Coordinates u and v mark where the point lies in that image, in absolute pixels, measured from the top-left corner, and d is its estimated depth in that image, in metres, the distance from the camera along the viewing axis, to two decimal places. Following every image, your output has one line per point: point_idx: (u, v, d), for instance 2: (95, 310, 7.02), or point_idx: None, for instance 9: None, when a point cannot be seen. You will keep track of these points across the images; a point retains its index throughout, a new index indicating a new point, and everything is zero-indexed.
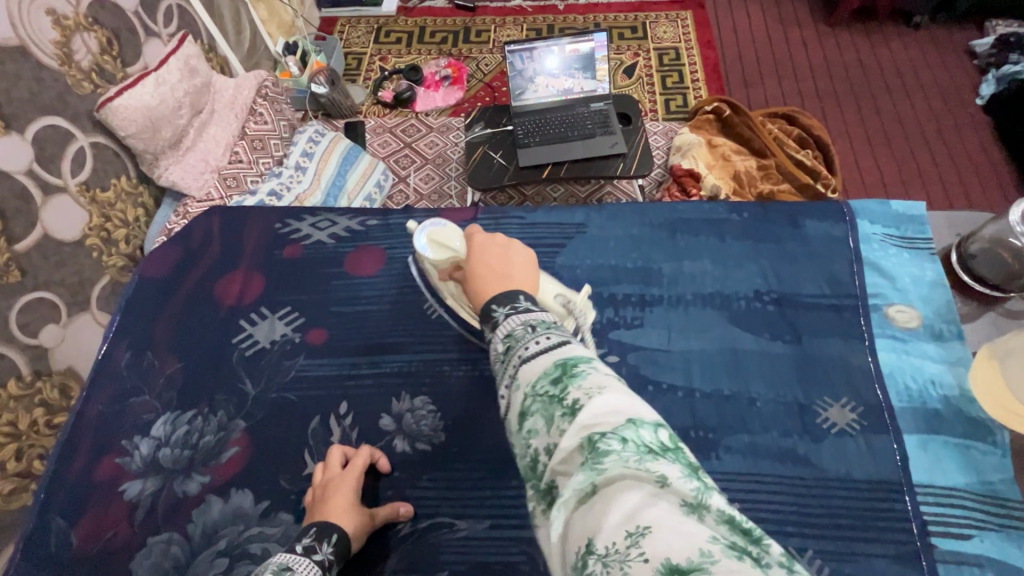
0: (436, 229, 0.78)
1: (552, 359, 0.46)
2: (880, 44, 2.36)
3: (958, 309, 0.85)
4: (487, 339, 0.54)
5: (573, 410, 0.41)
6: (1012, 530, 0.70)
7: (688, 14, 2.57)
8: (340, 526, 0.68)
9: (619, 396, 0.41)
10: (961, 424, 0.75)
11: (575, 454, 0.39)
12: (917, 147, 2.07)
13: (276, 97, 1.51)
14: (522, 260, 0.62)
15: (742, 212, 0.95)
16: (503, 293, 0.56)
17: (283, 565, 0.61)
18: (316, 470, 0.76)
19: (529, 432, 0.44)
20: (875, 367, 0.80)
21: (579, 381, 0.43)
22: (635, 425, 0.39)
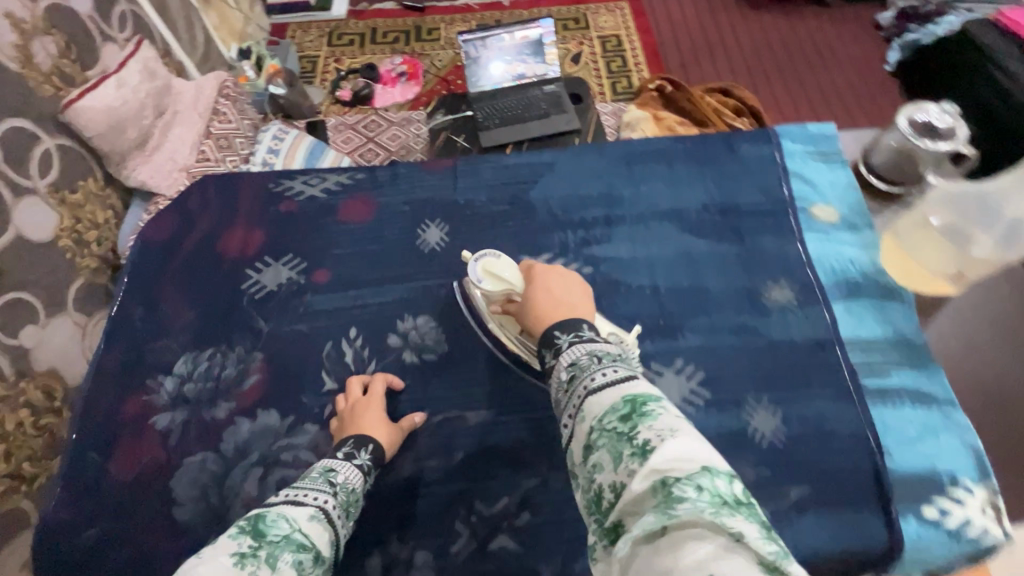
0: (489, 261, 0.81)
1: (621, 396, 0.50)
2: (799, 26, 2.61)
3: (867, 206, 1.02)
4: (550, 366, 0.60)
5: (643, 450, 0.45)
6: (924, 366, 0.85)
7: (625, 4, 2.76)
8: (375, 439, 0.76)
9: (690, 440, 0.45)
10: (875, 290, 0.91)
11: (646, 497, 0.42)
12: (836, 109, 2.32)
13: (237, 96, 1.50)
14: (581, 292, 0.72)
15: (687, 140, 1.09)
16: (567, 322, 0.64)
17: (327, 468, 0.69)
18: (339, 399, 0.83)
19: (595, 465, 0.48)
20: (805, 257, 0.95)
21: (650, 422, 0.46)
22: (709, 473, 0.42)
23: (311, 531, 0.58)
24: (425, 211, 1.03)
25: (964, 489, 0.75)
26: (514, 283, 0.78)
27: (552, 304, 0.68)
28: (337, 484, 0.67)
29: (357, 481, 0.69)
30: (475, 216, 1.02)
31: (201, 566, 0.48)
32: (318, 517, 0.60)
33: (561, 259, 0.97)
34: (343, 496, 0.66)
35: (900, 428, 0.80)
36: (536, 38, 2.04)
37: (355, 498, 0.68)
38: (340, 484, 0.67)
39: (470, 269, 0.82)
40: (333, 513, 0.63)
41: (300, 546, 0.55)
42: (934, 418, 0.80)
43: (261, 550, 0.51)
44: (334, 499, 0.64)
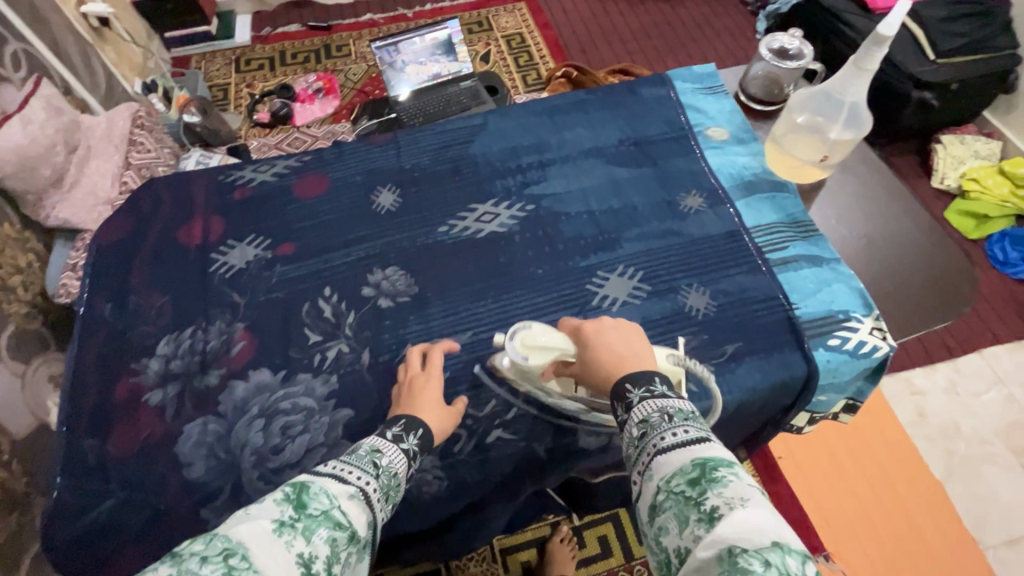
0: (526, 333, 0.80)
1: (691, 459, 0.56)
2: (677, 6, 2.93)
3: (751, 125, 1.21)
4: (621, 414, 0.65)
5: (710, 516, 0.51)
6: (814, 238, 1.03)
7: (522, 4, 2.97)
8: (424, 424, 0.75)
9: (758, 516, 0.49)
10: (766, 185, 1.09)
11: (712, 562, 0.47)
12: None
13: (153, 125, 1.59)
14: (642, 341, 0.74)
15: (597, 91, 1.25)
16: (637, 375, 0.68)
17: (373, 448, 0.67)
18: (400, 371, 0.86)
19: (665, 526, 0.54)
20: (708, 169, 1.12)
21: (719, 489, 0.52)
22: (778, 550, 0.46)
23: (350, 511, 0.55)
24: (375, 179, 1.12)
25: (857, 321, 0.93)
26: (565, 348, 0.78)
27: (619, 361, 0.70)
28: (381, 467, 0.64)
29: (401, 465, 0.66)
30: (422, 178, 1.12)
31: (246, 525, 0.49)
32: (357, 497, 0.58)
33: (507, 201, 1.09)
34: (385, 479, 0.63)
35: (802, 285, 0.98)
36: (444, 39, 2.27)
37: (397, 483, 0.65)
38: (383, 467, 0.64)
39: (508, 350, 0.81)
40: (373, 494, 0.60)
41: (336, 525, 0.53)
42: (826, 273, 0.99)
43: (299, 521, 0.51)
44: (376, 481, 0.62)
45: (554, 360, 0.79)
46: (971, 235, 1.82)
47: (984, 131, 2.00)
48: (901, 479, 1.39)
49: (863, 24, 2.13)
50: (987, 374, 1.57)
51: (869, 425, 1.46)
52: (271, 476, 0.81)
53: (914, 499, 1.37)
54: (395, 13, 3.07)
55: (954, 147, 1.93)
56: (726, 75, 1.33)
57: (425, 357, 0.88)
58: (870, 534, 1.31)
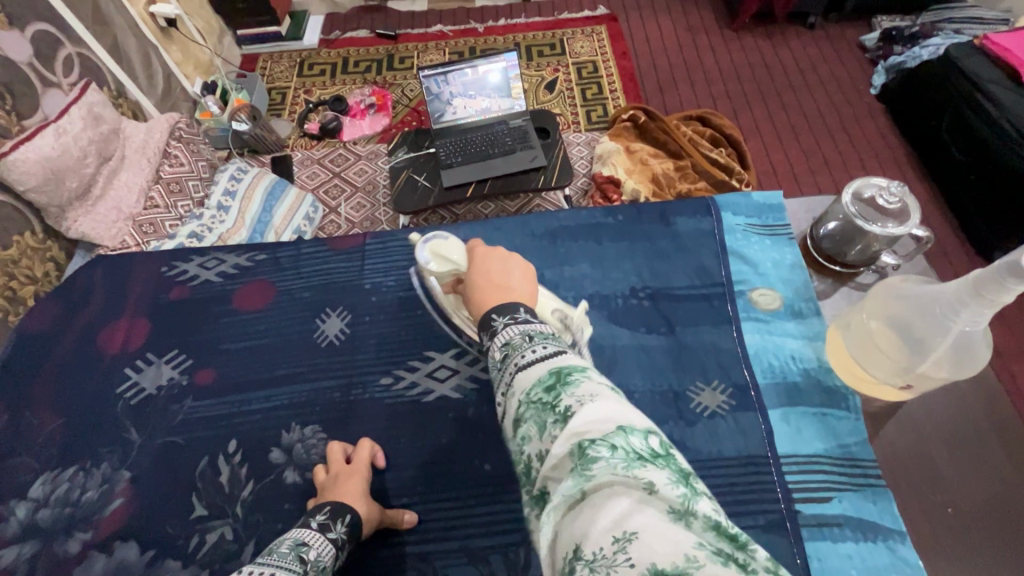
0: (438, 240, 0.80)
1: (548, 367, 0.45)
2: (779, 43, 2.53)
3: (815, 290, 0.91)
4: (487, 347, 0.53)
5: (565, 416, 0.41)
6: (871, 490, 0.74)
7: (602, 28, 2.68)
8: (354, 508, 0.69)
9: (608, 400, 0.40)
10: (817, 395, 0.80)
11: (563, 458, 0.38)
12: (819, 133, 2.20)
13: (191, 138, 1.52)
14: (523, 272, 0.62)
15: (618, 214, 1.00)
16: (504, 305, 0.56)
17: (297, 540, 0.63)
18: (318, 469, 0.77)
19: (523, 438, 0.43)
20: (741, 351, 0.85)
21: (571, 389, 0.42)
22: (625, 431, 0.38)
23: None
24: (327, 297, 0.94)
25: None
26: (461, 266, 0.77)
27: (492, 288, 0.59)
28: (308, 562, 0.60)
29: (328, 556, 0.63)
30: (381, 303, 0.93)
31: None
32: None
33: (472, 353, 0.88)
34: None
35: (839, 567, 0.69)
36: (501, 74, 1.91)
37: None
38: (312, 562, 0.61)
39: (419, 252, 0.81)
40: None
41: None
42: (879, 554, 0.70)
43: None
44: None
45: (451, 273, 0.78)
46: None
47: None
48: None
49: (1012, 102, 1.68)
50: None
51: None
52: None
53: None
54: (466, 25, 2.85)
55: None
56: (791, 206, 1.03)
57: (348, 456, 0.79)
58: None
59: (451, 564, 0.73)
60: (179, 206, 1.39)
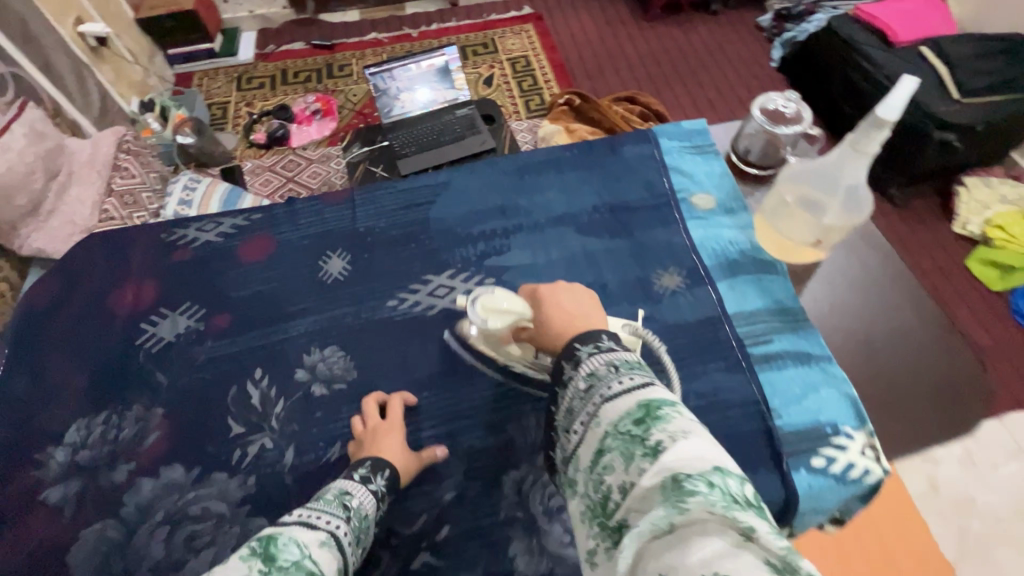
0: (487, 297, 0.82)
1: (637, 401, 0.53)
2: (689, 29, 2.83)
3: (741, 191, 1.10)
4: (568, 374, 0.61)
5: (655, 450, 0.48)
6: (802, 329, 0.92)
7: (529, 26, 2.88)
8: (390, 463, 0.75)
9: (698, 442, 0.47)
10: (752, 266, 0.98)
11: (654, 489, 0.45)
12: (731, 103, 2.50)
13: (139, 150, 1.52)
14: (595, 307, 0.71)
15: (574, 149, 1.16)
16: (587, 334, 0.63)
17: (343, 489, 0.68)
18: (356, 422, 0.82)
19: (607, 466, 0.52)
20: (689, 242, 1.02)
21: (663, 425, 0.49)
22: (720, 473, 0.44)
23: (321, 559, 0.55)
24: (324, 243, 1.03)
25: (845, 437, 0.81)
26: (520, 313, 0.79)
27: (569, 318, 0.68)
28: (351, 508, 0.65)
29: (370, 506, 0.68)
30: (375, 242, 1.03)
31: None
32: (328, 544, 0.57)
33: (464, 273, 1.00)
34: (356, 522, 0.64)
35: (786, 387, 0.86)
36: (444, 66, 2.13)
37: (367, 525, 0.66)
38: (354, 509, 0.65)
39: (470, 314, 0.82)
40: (344, 539, 0.61)
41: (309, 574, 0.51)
42: (814, 374, 0.87)
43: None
44: (347, 524, 0.63)
45: (513, 324, 0.80)
46: (995, 286, 1.81)
47: (1011, 175, 1.98)
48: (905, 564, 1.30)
49: (880, 57, 2.00)
50: (1011, 448, 1.53)
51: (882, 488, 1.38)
52: None
53: (906, 560, 1.30)
54: (399, 32, 2.97)
55: (977, 190, 1.93)
56: (715, 132, 1.22)
57: (380, 406, 0.85)
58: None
59: (474, 437, 0.84)
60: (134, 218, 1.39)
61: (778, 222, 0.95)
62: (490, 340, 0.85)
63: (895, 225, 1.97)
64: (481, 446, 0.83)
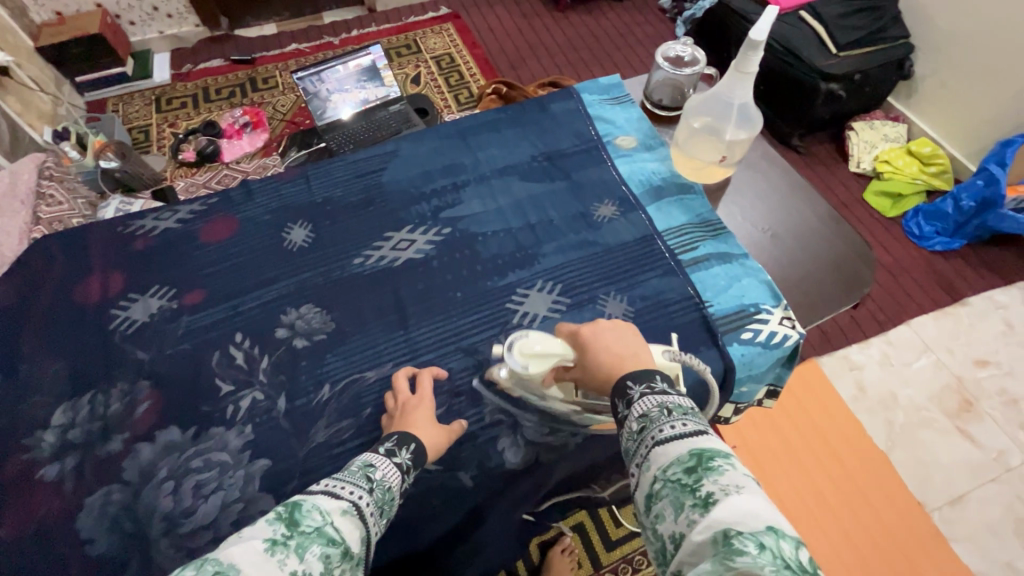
0: (523, 341, 0.81)
1: (689, 449, 0.58)
2: (598, 15, 3.04)
3: (658, 131, 1.25)
4: (623, 411, 0.67)
5: (706, 502, 0.53)
6: (722, 234, 1.07)
7: (448, 25, 2.99)
8: (417, 439, 0.75)
9: (749, 500, 0.52)
10: (674, 189, 1.13)
11: (707, 545, 0.50)
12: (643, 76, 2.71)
13: (62, 176, 1.65)
14: (635, 338, 0.75)
15: (506, 110, 1.27)
16: (640, 373, 0.69)
17: (366, 462, 0.68)
18: (389, 397, 0.86)
19: (661, 515, 0.56)
20: (619, 177, 1.15)
21: (714, 478, 0.54)
22: (773, 536, 0.48)
23: (343, 527, 0.57)
24: (285, 216, 1.09)
25: (767, 312, 0.97)
26: (562, 355, 0.79)
27: (617, 359, 0.72)
28: (374, 480, 0.65)
29: (395, 479, 0.68)
30: (334, 210, 1.10)
31: (239, 545, 0.52)
32: (350, 512, 0.59)
33: (421, 227, 1.08)
34: (379, 493, 0.64)
35: (714, 282, 1.00)
36: (370, 65, 2.12)
37: (391, 497, 0.66)
38: (377, 480, 0.66)
39: (508, 360, 0.81)
40: (367, 508, 0.62)
41: (329, 541, 0.54)
42: (736, 269, 1.02)
43: (291, 539, 0.53)
44: (370, 495, 0.63)
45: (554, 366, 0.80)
46: (889, 213, 2.08)
47: (891, 115, 2.25)
48: (837, 442, 1.58)
49: None
50: (916, 343, 1.77)
51: (805, 391, 1.66)
52: (182, 541, 0.77)
53: (838, 440, 1.58)
54: (321, 41, 2.98)
55: (865, 132, 2.19)
56: (632, 86, 1.36)
57: (412, 381, 0.88)
58: (807, 488, 1.51)
59: (453, 362, 0.92)
60: None
61: (691, 150, 1.11)
62: (531, 385, 0.82)
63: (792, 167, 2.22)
64: (460, 368, 0.92)
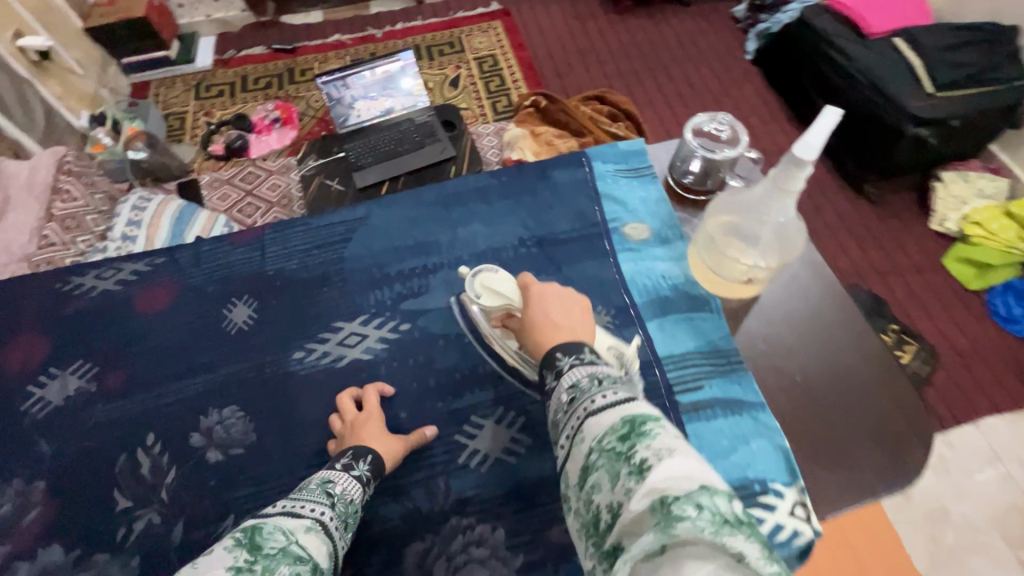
0: (489, 274, 0.81)
1: (620, 416, 0.49)
2: (659, 21, 2.56)
3: (679, 217, 1.03)
4: (552, 386, 0.58)
5: (641, 468, 0.42)
6: (734, 373, 0.86)
7: (497, 24, 2.57)
8: (374, 450, 0.75)
9: (686, 460, 0.42)
10: (684, 303, 0.92)
11: (645, 514, 0.39)
12: (713, 100, 2.25)
13: (83, 171, 1.42)
14: (581, 313, 0.68)
15: (502, 175, 1.09)
16: (569, 343, 0.62)
17: (325, 479, 0.68)
18: (334, 420, 0.83)
19: (594, 487, 0.46)
20: (619, 277, 0.96)
21: (647, 440, 0.44)
22: (708, 492, 0.38)
23: (309, 544, 0.55)
24: (230, 288, 0.97)
25: (774, 495, 0.76)
26: (513, 299, 0.78)
27: (555, 328, 0.65)
28: (335, 495, 0.65)
29: (356, 493, 0.68)
30: (284, 287, 0.97)
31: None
32: (314, 529, 0.58)
33: (378, 318, 0.93)
34: (341, 507, 0.64)
35: (713, 440, 0.81)
36: (395, 71, 1.87)
37: (353, 510, 0.66)
38: (338, 495, 0.65)
39: (467, 285, 0.82)
40: (330, 524, 0.61)
41: (298, 561, 0.52)
42: (745, 424, 0.81)
43: (258, 564, 0.48)
44: (332, 510, 0.63)
45: (505, 309, 0.79)
46: (972, 284, 1.72)
47: (990, 167, 1.88)
48: None
49: (855, 50, 1.82)
50: (982, 449, 1.45)
51: (861, 537, 1.31)
52: None
53: None
54: (364, 33, 2.60)
55: (955, 185, 1.83)
56: (656, 151, 1.14)
57: (359, 403, 0.85)
58: None
59: (378, 504, 0.78)
60: (79, 242, 1.31)
61: (704, 250, 0.90)
62: (483, 317, 0.84)
63: (849, 214, 1.88)
64: (387, 512, 0.78)
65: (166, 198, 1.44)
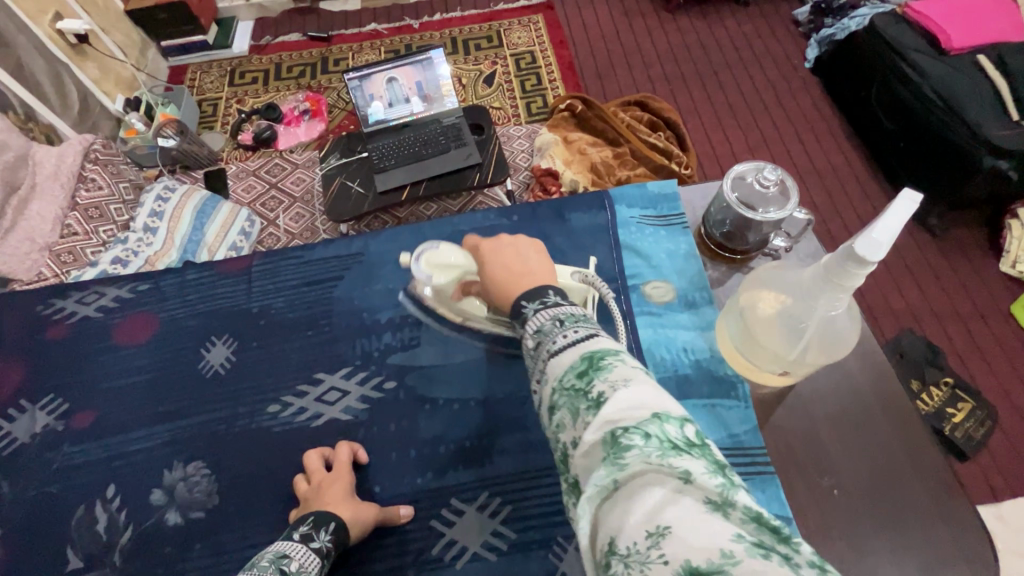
0: (432, 252, 0.75)
1: (580, 352, 0.45)
2: (714, 21, 2.29)
3: (709, 278, 0.90)
4: (518, 334, 0.54)
5: (598, 402, 0.40)
6: (757, 477, 0.73)
7: (539, 18, 2.34)
8: (338, 516, 0.68)
9: (643, 390, 0.40)
10: (707, 386, 0.80)
11: (596, 446, 0.38)
12: (767, 109, 2.02)
13: (110, 159, 1.30)
14: (539, 257, 0.61)
15: (512, 216, 1.02)
16: (532, 290, 0.55)
17: (279, 552, 0.62)
18: (299, 481, 0.75)
19: (559, 425, 0.44)
20: (634, 346, 0.84)
21: (604, 373, 0.42)
22: (658, 419, 0.37)
23: None
24: (212, 325, 0.91)
25: None
26: (468, 266, 0.73)
27: (514, 275, 0.58)
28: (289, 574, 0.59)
29: (313, 567, 0.62)
30: (268, 328, 0.90)
31: None
32: None
33: (362, 372, 0.85)
34: None
35: None
36: (430, 72, 1.53)
37: None
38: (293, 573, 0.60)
39: (415, 270, 0.76)
40: None
41: None
42: None
43: None
44: None
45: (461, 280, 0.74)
46: None
47: None
48: None
49: (933, 67, 1.60)
50: None
51: None
52: None
53: None
54: (400, 23, 2.40)
55: None
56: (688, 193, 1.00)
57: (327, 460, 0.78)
58: None
59: None
60: (101, 232, 1.20)
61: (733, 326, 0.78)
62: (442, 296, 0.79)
63: (906, 244, 1.66)
64: None
65: (193, 188, 1.32)
